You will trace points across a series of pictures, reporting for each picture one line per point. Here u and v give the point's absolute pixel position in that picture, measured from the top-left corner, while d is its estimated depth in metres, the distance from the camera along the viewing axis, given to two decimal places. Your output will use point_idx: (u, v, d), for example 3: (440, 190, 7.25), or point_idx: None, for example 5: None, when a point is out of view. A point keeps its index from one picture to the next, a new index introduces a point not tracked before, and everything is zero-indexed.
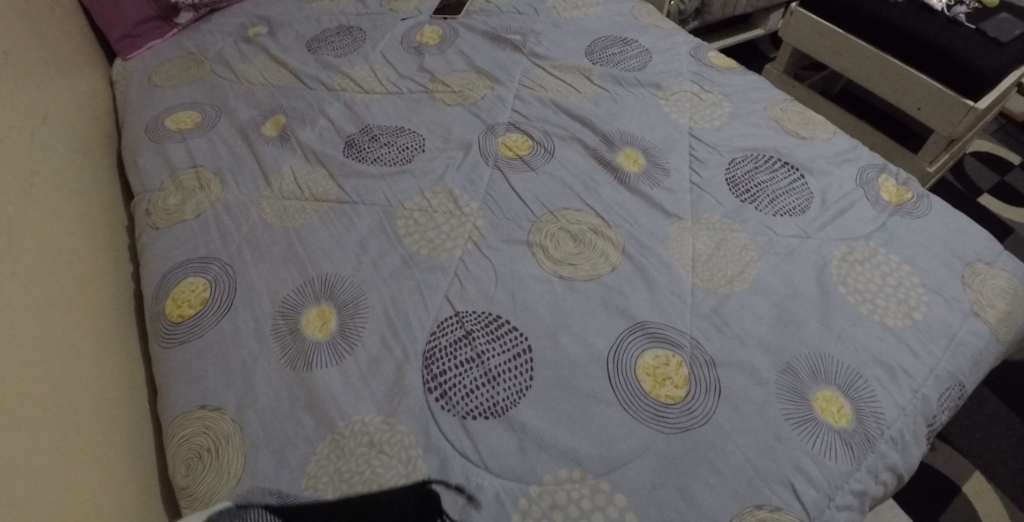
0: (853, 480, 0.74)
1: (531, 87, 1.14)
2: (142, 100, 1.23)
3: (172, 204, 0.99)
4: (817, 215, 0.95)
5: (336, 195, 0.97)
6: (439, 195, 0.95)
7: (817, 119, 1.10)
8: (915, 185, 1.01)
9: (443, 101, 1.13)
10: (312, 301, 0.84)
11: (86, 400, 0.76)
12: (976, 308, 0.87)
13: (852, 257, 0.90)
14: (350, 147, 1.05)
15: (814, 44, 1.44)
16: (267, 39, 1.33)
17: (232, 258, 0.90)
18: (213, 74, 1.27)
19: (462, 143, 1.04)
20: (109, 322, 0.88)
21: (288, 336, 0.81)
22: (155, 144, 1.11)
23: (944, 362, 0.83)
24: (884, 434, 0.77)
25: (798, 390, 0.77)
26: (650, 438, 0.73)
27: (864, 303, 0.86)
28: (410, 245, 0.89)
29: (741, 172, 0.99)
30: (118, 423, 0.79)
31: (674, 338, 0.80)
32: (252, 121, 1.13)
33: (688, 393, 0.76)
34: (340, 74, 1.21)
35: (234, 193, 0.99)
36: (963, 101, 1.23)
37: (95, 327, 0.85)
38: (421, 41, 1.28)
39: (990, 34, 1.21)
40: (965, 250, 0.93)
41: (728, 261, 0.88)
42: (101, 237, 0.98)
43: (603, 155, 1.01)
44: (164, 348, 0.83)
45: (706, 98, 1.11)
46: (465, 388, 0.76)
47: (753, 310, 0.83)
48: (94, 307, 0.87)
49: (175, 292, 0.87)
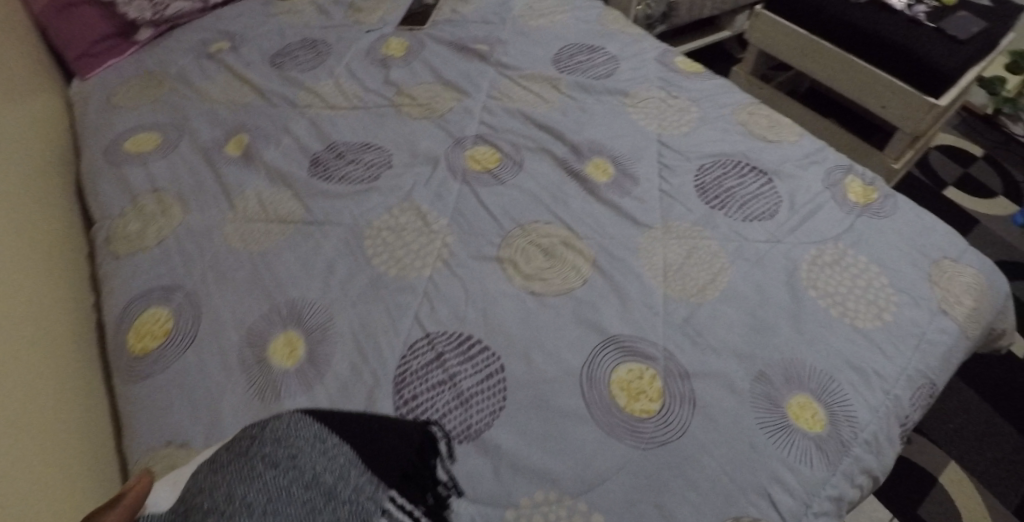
0: (829, 486, 0.74)
1: (498, 98, 1.13)
2: (101, 122, 1.19)
3: (133, 231, 0.97)
4: (787, 219, 0.95)
5: (302, 215, 0.95)
6: (406, 212, 0.94)
7: (783, 122, 1.10)
8: (880, 185, 1.02)
9: (410, 115, 1.12)
10: (279, 328, 0.82)
11: (48, 440, 0.74)
12: (944, 306, 0.88)
13: (822, 260, 0.91)
14: (315, 165, 1.03)
15: (779, 46, 1.45)
16: (229, 55, 1.30)
17: (196, 286, 0.88)
18: (175, 93, 1.24)
19: (429, 157, 1.02)
20: (69, 355, 0.86)
21: (255, 367, 0.79)
22: (115, 168, 1.08)
23: (915, 362, 0.83)
24: (858, 438, 0.77)
25: (773, 398, 0.77)
26: (626, 454, 0.72)
27: (835, 306, 0.86)
28: (378, 266, 0.88)
29: (710, 178, 0.99)
30: (82, 460, 0.77)
31: (647, 351, 0.80)
32: (215, 141, 1.11)
33: (663, 407, 0.75)
34: (305, 90, 1.19)
35: (195, 217, 0.97)
36: (926, 98, 1.25)
37: (54, 362, 0.82)
38: (387, 53, 1.26)
39: (949, 32, 1.25)
40: (931, 248, 0.94)
41: (699, 269, 0.88)
42: (59, 267, 0.95)
43: (572, 166, 1.00)
44: (127, 383, 0.81)
45: (674, 103, 1.11)
46: (437, 412, 0.74)
47: (725, 318, 0.83)
48: (53, 341, 0.84)
49: (138, 324, 0.85)
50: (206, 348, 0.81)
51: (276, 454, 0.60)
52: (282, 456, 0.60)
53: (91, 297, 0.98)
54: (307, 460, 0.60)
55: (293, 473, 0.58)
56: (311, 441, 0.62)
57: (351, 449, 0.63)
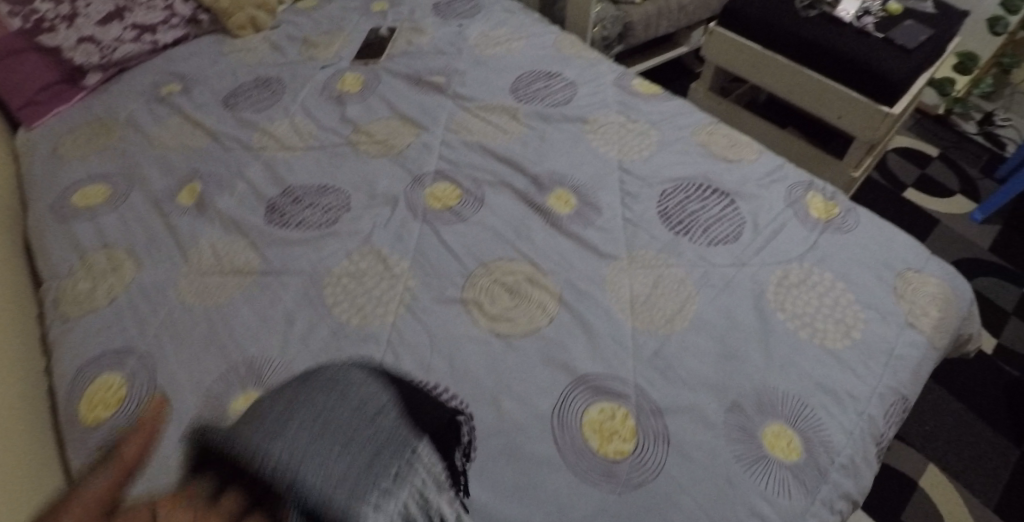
0: (809, 515, 0.73)
1: (457, 131, 1.12)
2: (47, 175, 1.15)
3: (82, 290, 0.94)
4: (751, 241, 0.95)
5: (259, 266, 0.94)
6: (367, 258, 0.93)
7: (743, 140, 1.10)
8: (841, 199, 1.02)
9: (367, 153, 1.10)
10: (238, 389, 0.81)
11: None
12: (911, 318, 0.88)
13: (789, 281, 0.90)
14: (272, 211, 1.01)
15: (734, 62, 1.46)
16: (180, 97, 1.27)
17: (150, 347, 0.86)
18: (125, 140, 1.20)
19: (389, 198, 1.01)
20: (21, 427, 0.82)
21: (215, 432, 0.77)
22: (62, 225, 1.04)
23: (886, 379, 0.83)
24: (835, 462, 0.76)
25: (747, 428, 0.76)
26: (601, 499, 0.72)
27: (804, 327, 0.86)
28: (339, 315, 0.87)
29: (673, 203, 0.99)
30: None
31: (618, 388, 0.79)
32: (168, 189, 1.08)
33: (637, 446, 0.75)
34: (260, 131, 1.17)
35: (148, 273, 0.95)
36: (879, 107, 1.27)
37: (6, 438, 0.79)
38: (342, 89, 1.24)
39: (897, 42, 1.27)
40: (894, 261, 0.94)
41: (666, 299, 0.87)
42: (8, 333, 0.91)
43: (533, 199, 0.99)
44: (80, 456, 0.79)
45: (634, 127, 1.11)
46: None
47: (695, 348, 0.83)
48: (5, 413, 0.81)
49: (89, 394, 0.83)
50: (167, 411, 0.79)
51: (330, 380, 0.73)
52: (334, 384, 0.73)
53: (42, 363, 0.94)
54: (355, 395, 0.72)
55: (342, 398, 0.71)
56: (357, 380, 0.73)
57: (391, 397, 0.72)
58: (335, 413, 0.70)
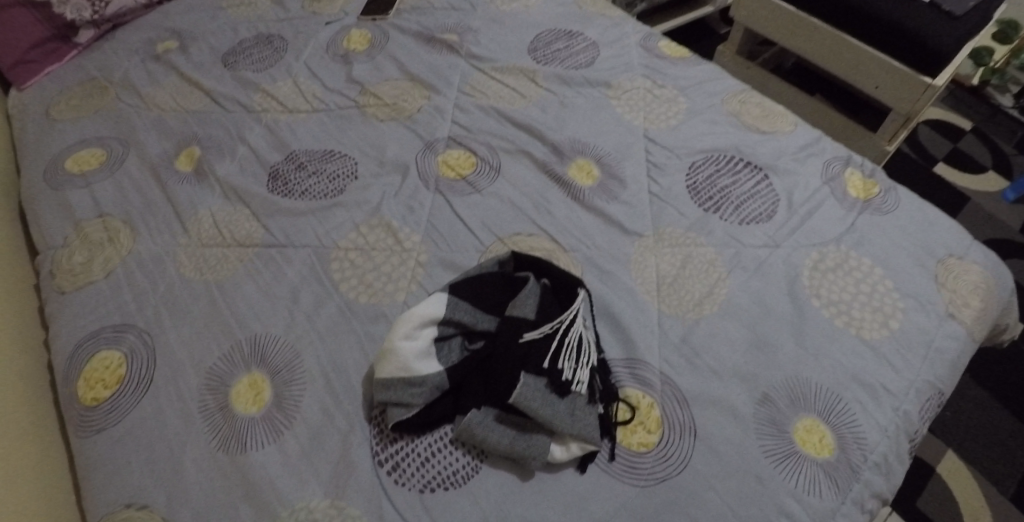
0: (839, 515, 0.70)
1: (471, 94, 1.05)
2: (40, 138, 1.09)
3: (78, 262, 0.90)
4: (785, 220, 0.89)
5: (261, 238, 0.90)
6: (376, 230, 0.88)
7: (777, 110, 1.03)
8: (881, 177, 0.96)
9: (376, 116, 1.03)
10: (243, 370, 0.77)
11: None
12: (952, 309, 0.83)
13: (824, 265, 0.85)
14: (274, 179, 0.97)
15: (765, 24, 1.40)
16: (177, 55, 1.20)
17: (150, 324, 0.83)
18: (120, 102, 1.13)
19: (399, 165, 0.96)
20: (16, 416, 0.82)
21: (217, 414, 0.75)
22: (55, 192, 0.99)
23: (924, 373, 0.78)
24: (868, 460, 0.72)
25: (777, 421, 0.73)
26: (624, 494, 0.68)
27: (838, 315, 0.81)
28: (347, 292, 0.83)
29: (702, 177, 0.93)
30: None
31: (644, 376, 0.76)
32: (165, 155, 1.03)
33: (662, 439, 0.72)
34: (261, 92, 1.10)
35: (147, 244, 0.91)
36: (921, 78, 1.21)
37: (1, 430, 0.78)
38: (349, 48, 1.17)
39: (945, 7, 1.17)
40: (936, 246, 0.88)
41: (693, 280, 0.83)
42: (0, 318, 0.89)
43: (553, 169, 0.94)
44: (81, 436, 0.77)
45: (660, 94, 1.04)
46: (419, 458, 0.70)
47: (724, 335, 0.79)
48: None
49: (87, 370, 0.80)
50: None
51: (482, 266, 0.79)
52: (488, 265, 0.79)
53: (46, 352, 0.92)
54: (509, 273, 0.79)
55: (504, 279, 0.77)
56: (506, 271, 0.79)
57: (546, 277, 0.78)
58: (511, 335, 0.72)
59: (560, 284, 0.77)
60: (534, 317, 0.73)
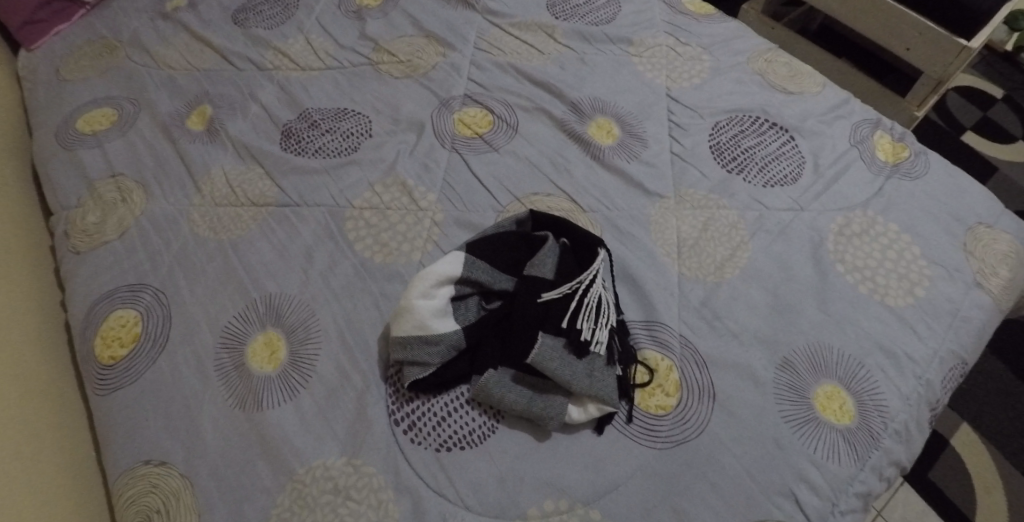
0: (857, 482, 0.69)
1: (487, 51, 1.02)
2: (51, 98, 1.08)
3: (91, 222, 0.89)
4: (810, 184, 0.86)
5: (274, 197, 0.88)
6: (391, 189, 0.87)
7: (805, 70, 0.99)
8: (911, 141, 0.92)
9: (390, 74, 1.01)
10: (258, 328, 0.77)
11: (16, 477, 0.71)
12: (979, 278, 0.80)
13: (850, 230, 0.82)
14: (287, 137, 0.95)
15: None
16: (187, 13, 1.17)
17: (165, 283, 0.82)
18: (129, 60, 1.11)
19: (414, 122, 0.94)
20: (33, 373, 0.82)
21: (233, 373, 0.75)
22: (67, 152, 0.98)
23: (948, 342, 0.76)
24: (889, 428, 0.71)
25: (797, 387, 0.71)
26: (640, 456, 0.68)
27: (863, 282, 0.78)
28: (362, 251, 0.82)
29: (725, 137, 0.91)
30: (55, 492, 0.74)
31: (664, 337, 0.75)
32: (176, 113, 1.01)
33: (680, 402, 0.71)
34: (272, 49, 1.08)
35: (160, 203, 0.90)
36: (958, 40, 1.17)
37: (19, 389, 0.79)
38: (361, 3, 1.13)
39: None
40: (966, 213, 0.85)
41: (715, 243, 0.81)
42: (16, 280, 0.89)
43: (572, 127, 0.92)
44: (99, 393, 0.77)
45: (683, 52, 1.00)
46: (435, 418, 0.70)
47: (745, 299, 0.77)
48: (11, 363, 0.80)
49: (104, 329, 0.80)
50: None
51: (500, 225, 0.78)
52: (507, 223, 0.78)
53: (62, 312, 0.91)
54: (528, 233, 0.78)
55: (523, 239, 0.76)
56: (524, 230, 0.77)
57: (565, 238, 0.77)
58: (530, 294, 0.71)
59: (579, 245, 0.76)
60: (553, 278, 0.72)
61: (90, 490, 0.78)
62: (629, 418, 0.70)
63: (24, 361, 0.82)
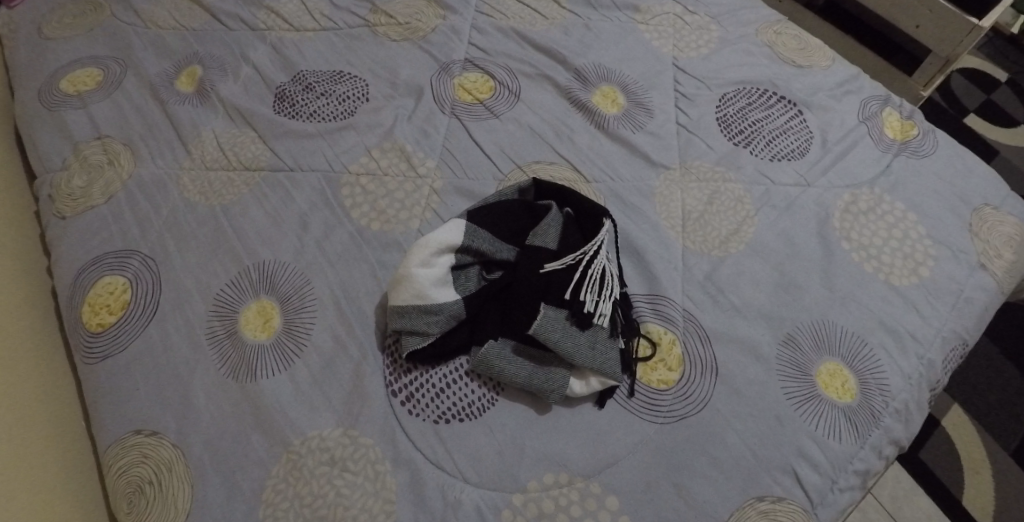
0: (857, 460, 0.68)
1: (489, 14, 0.98)
2: (32, 57, 1.03)
3: (77, 187, 0.86)
4: (817, 158, 0.85)
5: (267, 162, 0.85)
6: (389, 155, 0.84)
7: (815, 44, 0.97)
8: (920, 119, 0.90)
9: (388, 36, 0.97)
10: (251, 297, 0.75)
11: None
12: (984, 259, 0.79)
13: (856, 207, 0.81)
14: (280, 100, 0.92)
15: None
16: None
17: (154, 250, 0.80)
18: (114, 18, 1.06)
19: (412, 87, 0.91)
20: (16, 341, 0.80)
21: (226, 341, 0.73)
22: (50, 113, 0.94)
23: (952, 322, 0.75)
24: (890, 407, 0.70)
25: (799, 364, 0.70)
26: (639, 433, 0.67)
27: (869, 260, 0.77)
28: (359, 219, 0.79)
29: (733, 109, 0.88)
30: (38, 465, 0.72)
31: (666, 311, 0.73)
32: (164, 75, 0.97)
33: (682, 377, 0.70)
34: (264, 9, 1.03)
35: (148, 167, 0.87)
36: (969, 19, 1.15)
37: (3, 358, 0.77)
38: None
39: None
40: (971, 194, 0.83)
41: (720, 217, 0.79)
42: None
43: (577, 95, 0.89)
44: (86, 362, 0.75)
45: (692, 21, 0.98)
46: (433, 389, 0.68)
47: (750, 274, 0.76)
48: None
49: (92, 296, 0.77)
50: None
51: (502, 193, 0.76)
52: (509, 192, 0.76)
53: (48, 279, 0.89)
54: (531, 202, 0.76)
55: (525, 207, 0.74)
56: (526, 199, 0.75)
57: (568, 208, 0.75)
58: (533, 264, 0.70)
59: (583, 215, 0.74)
60: (558, 249, 0.71)
61: (81, 462, 0.77)
62: (631, 393, 0.69)
63: (5, 327, 0.79)
